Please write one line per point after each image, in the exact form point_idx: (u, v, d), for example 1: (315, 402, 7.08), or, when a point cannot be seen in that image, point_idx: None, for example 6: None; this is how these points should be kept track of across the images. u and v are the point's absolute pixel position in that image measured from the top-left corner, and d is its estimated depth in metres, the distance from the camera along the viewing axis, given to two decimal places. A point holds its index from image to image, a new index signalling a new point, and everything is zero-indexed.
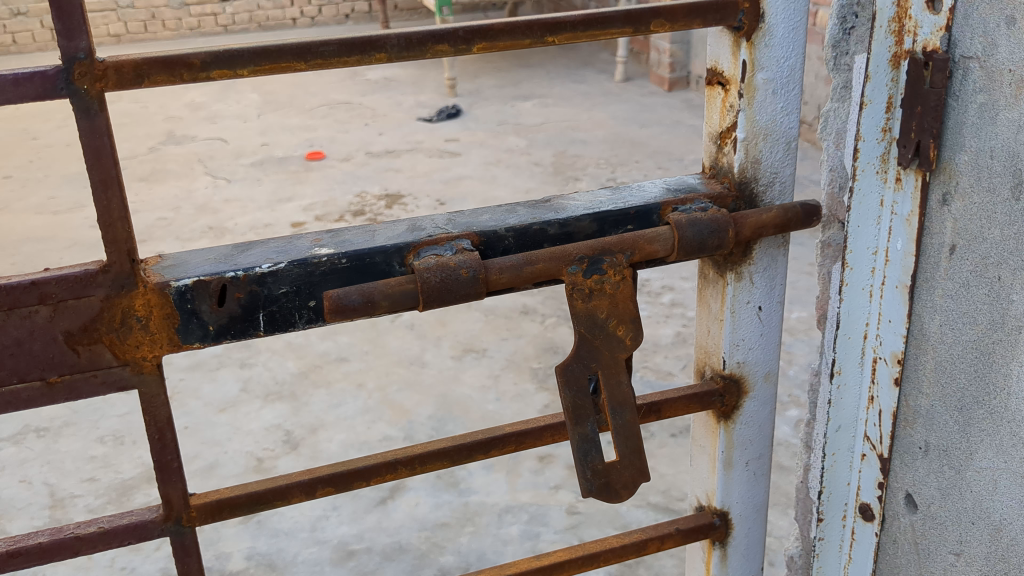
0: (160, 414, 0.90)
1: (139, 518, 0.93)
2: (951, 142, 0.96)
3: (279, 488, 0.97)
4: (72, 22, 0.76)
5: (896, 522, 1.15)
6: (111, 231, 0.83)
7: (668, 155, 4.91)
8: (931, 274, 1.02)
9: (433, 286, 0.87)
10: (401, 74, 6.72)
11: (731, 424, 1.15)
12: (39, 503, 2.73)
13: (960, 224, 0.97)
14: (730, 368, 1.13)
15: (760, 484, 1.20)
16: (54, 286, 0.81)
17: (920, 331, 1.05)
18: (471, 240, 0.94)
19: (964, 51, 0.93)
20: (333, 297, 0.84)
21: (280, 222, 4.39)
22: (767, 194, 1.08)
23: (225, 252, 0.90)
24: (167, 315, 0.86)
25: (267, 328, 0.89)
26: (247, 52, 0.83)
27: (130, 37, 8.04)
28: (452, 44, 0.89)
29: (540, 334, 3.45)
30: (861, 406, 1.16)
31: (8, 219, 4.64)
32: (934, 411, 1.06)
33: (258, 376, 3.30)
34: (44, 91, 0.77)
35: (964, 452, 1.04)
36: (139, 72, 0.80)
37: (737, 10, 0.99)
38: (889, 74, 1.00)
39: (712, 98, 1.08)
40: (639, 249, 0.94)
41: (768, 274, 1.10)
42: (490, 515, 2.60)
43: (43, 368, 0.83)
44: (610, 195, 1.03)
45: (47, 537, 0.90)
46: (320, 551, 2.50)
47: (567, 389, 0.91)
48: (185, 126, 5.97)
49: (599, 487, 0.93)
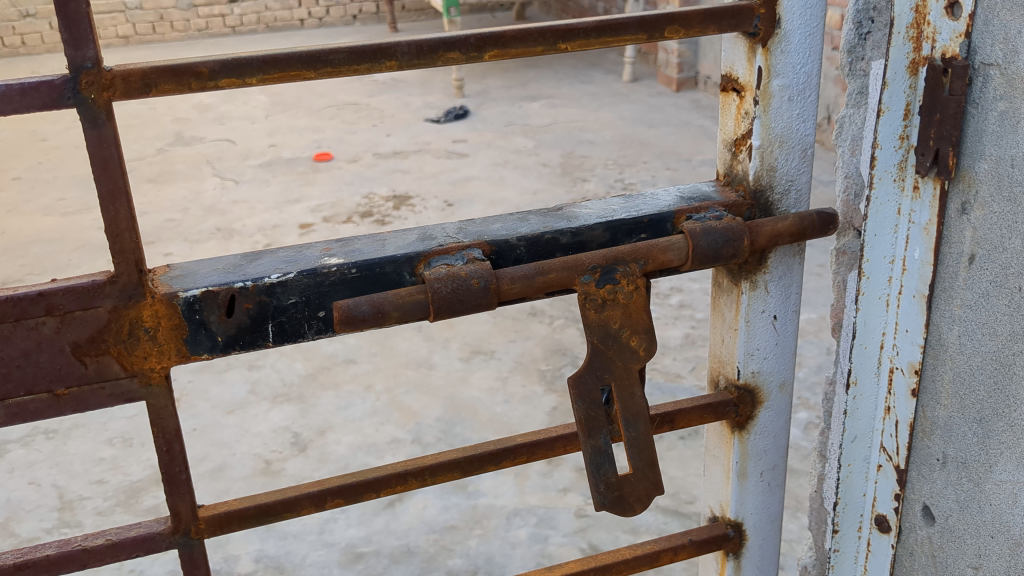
0: (168, 426, 0.89)
1: (147, 530, 0.92)
2: (971, 150, 0.95)
3: (288, 500, 0.95)
4: (79, 31, 0.75)
5: (913, 534, 1.14)
6: (119, 241, 0.82)
7: (676, 155, 4.90)
8: (949, 284, 1.00)
9: (443, 296, 0.86)
10: (409, 75, 6.72)
11: (745, 435, 1.14)
12: (48, 505, 2.73)
13: (979, 234, 0.96)
14: (745, 378, 1.12)
15: (775, 494, 1.18)
16: (61, 297, 0.81)
17: (938, 341, 1.03)
18: (482, 249, 0.93)
19: (984, 58, 0.91)
20: (342, 307, 0.83)
21: (289, 223, 4.39)
22: (783, 202, 1.06)
23: (234, 262, 0.90)
24: (175, 325, 0.85)
25: (276, 339, 0.88)
26: (256, 61, 0.82)
27: (139, 38, 8.06)
28: (463, 51, 0.88)
29: (549, 335, 3.44)
30: (877, 416, 1.14)
31: (18, 219, 4.65)
32: (952, 422, 1.04)
33: (267, 377, 3.30)
34: (51, 100, 0.76)
35: (983, 464, 1.02)
36: (146, 80, 0.79)
37: (753, 15, 0.97)
38: (907, 80, 0.99)
39: (727, 104, 1.07)
40: (652, 258, 0.93)
41: (783, 282, 1.08)
42: (499, 517, 2.59)
43: (50, 380, 0.82)
44: (623, 204, 1.01)
45: (54, 549, 0.89)
46: (328, 554, 2.49)
47: (579, 400, 0.90)
48: (194, 126, 5.98)
49: (612, 500, 0.91)
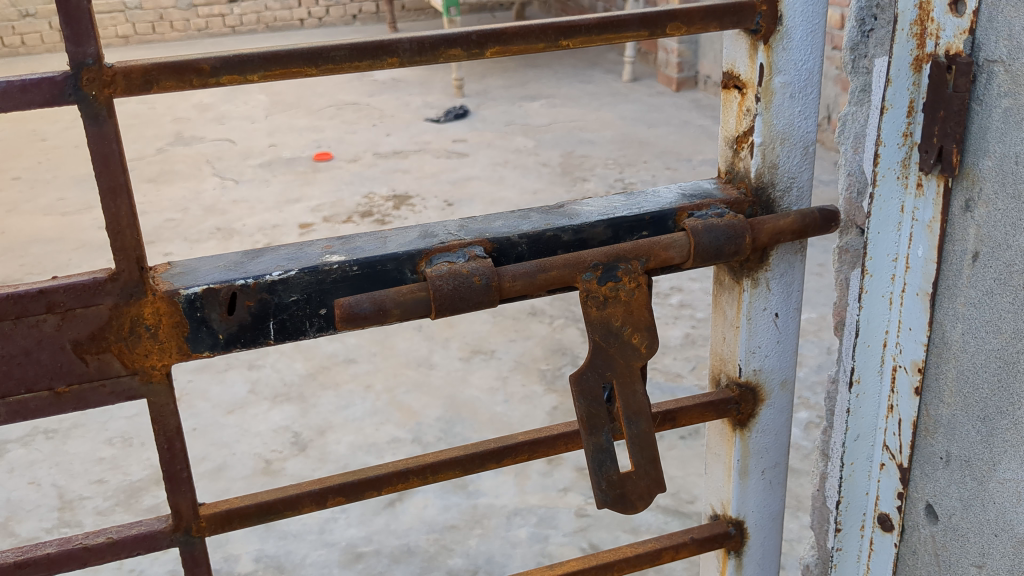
0: (169, 423, 0.89)
1: (148, 528, 0.92)
2: (975, 148, 0.95)
3: (289, 498, 0.95)
4: (80, 27, 0.75)
5: (916, 532, 1.14)
6: (120, 238, 0.82)
7: (676, 155, 4.89)
8: (953, 281, 1.00)
9: (445, 294, 0.86)
10: (409, 75, 6.72)
11: (747, 433, 1.14)
12: (48, 505, 2.73)
13: (983, 231, 0.95)
14: (747, 376, 1.11)
15: (776, 492, 1.18)
16: (62, 295, 0.81)
17: (942, 339, 1.03)
18: (484, 246, 0.93)
19: (988, 54, 0.91)
20: (343, 305, 0.83)
21: (289, 222, 4.39)
22: (784, 200, 1.06)
23: (235, 259, 0.90)
24: (177, 323, 0.85)
25: (277, 336, 0.88)
26: (257, 58, 0.82)
27: (138, 38, 8.05)
28: (465, 48, 0.88)
29: (549, 334, 3.44)
30: (880, 415, 1.14)
31: (17, 219, 4.65)
32: (955, 421, 1.04)
33: (267, 377, 3.30)
34: (52, 97, 0.76)
35: (987, 463, 1.02)
36: (148, 77, 0.79)
37: (754, 12, 0.97)
38: (911, 77, 0.98)
39: (729, 101, 1.07)
40: (654, 256, 0.93)
41: (785, 280, 1.08)
42: (499, 517, 2.58)
43: (51, 377, 0.82)
44: (625, 201, 1.01)
45: (55, 548, 0.89)
46: (328, 554, 2.49)
47: (581, 398, 0.89)
48: (193, 126, 5.98)
49: (614, 498, 0.91)
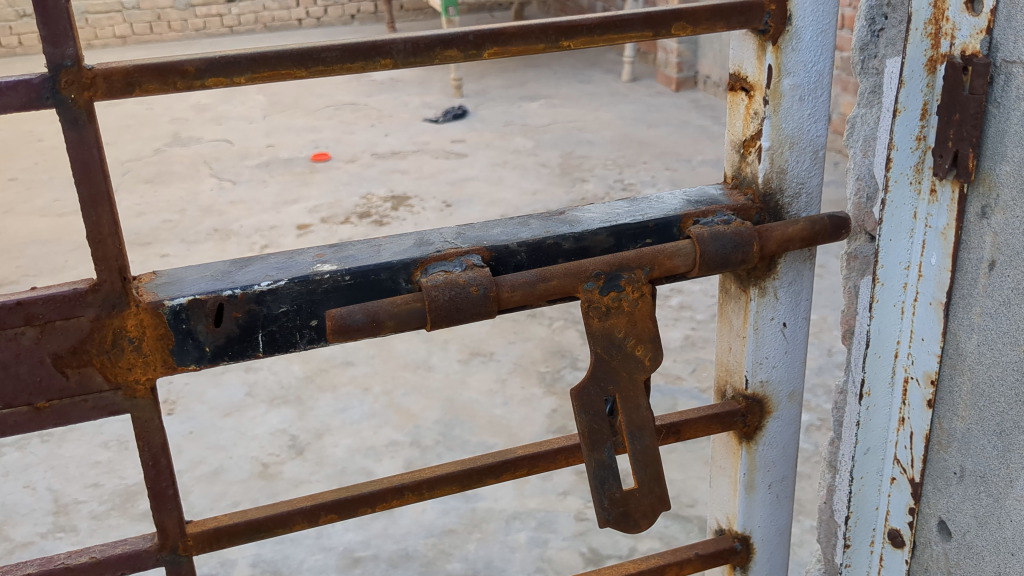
0: (154, 439, 0.85)
1: (132, 548, 0.88)
2: (992, 152, 0.91)
3: (280, 515, 0.92)
4: (57, 27, 0.71)
5: (928, 549, 1.10)
6: (101, 248, 0.78)
7: (675, 155, 4.86)
8: (969, 291, 0.97)
9: (441, 304, 0.82)
10: (407, 75, 6.68)
11: (754, 445, 1.11)
12: (43, 509, 2.70)
13: (1001, 238, 0.92)
14: (753, 388, 1.08)
15: (783, 506, 1.15)
16: (41, 307, 0.77)
17: (956, 351, 1.00)
18: (481, 255, 0.89)
19: (1006, 55, 0.87)
20: (335, 316, 0.80)
21: (286, 223, 4.36)
22: (792, 206, 1.03)
23: (223, 268, 0.86)
24: (161, 335, 0.81)
25: (266, 349, 0.84)
26: (244, 59, 0.78)
27: (136, 38, 8.01)
28: (462, 48, 0.84)
29: (548, 336, 3.40)
30: (891, 428, 1.11)
31: (13, 220, 4.61)
32: (970, 435, 1.01)
33: (264, 380, 3.26)
34: (29, 100, 0.73)
35: (1003, 479, 0.98)
36: (129, 79, 0.75)
37: (763, 12, 0.94)
38: (925, 79, 0.95)
39: (736, 104, 1.03)
40: (658, 265, 0.89)
41: (793, 288, 1.05)
42: (498, 521, 2.55)
43: (30, 393, 0.79)
44: (627, 207, 0.98)
45: (35, 567, 0.86)
46: (325, 558, 2.45)
47: (583, 412, 0.86)
48: (191, 126, 5.94)
49: (617, 516, 0.88)
